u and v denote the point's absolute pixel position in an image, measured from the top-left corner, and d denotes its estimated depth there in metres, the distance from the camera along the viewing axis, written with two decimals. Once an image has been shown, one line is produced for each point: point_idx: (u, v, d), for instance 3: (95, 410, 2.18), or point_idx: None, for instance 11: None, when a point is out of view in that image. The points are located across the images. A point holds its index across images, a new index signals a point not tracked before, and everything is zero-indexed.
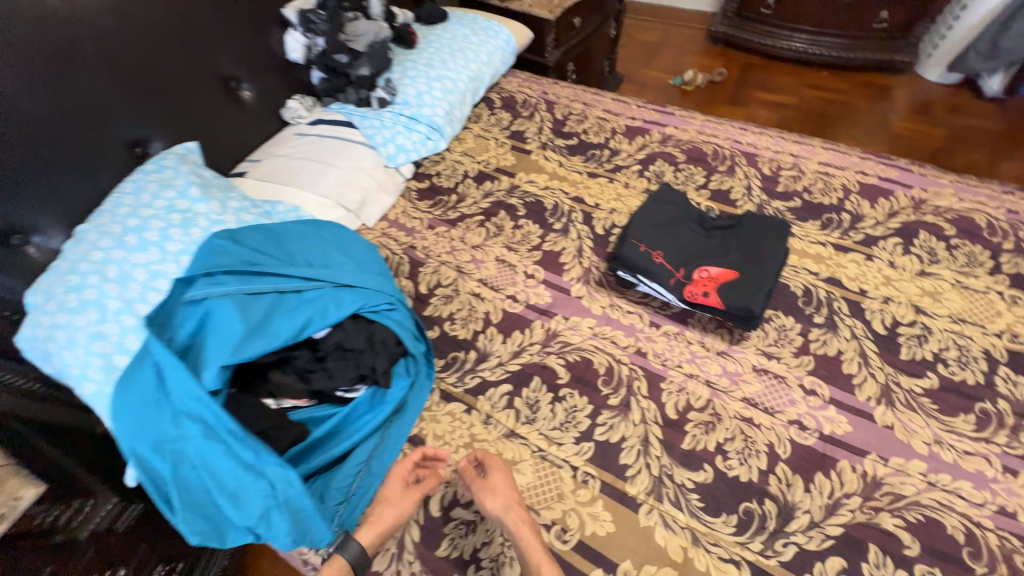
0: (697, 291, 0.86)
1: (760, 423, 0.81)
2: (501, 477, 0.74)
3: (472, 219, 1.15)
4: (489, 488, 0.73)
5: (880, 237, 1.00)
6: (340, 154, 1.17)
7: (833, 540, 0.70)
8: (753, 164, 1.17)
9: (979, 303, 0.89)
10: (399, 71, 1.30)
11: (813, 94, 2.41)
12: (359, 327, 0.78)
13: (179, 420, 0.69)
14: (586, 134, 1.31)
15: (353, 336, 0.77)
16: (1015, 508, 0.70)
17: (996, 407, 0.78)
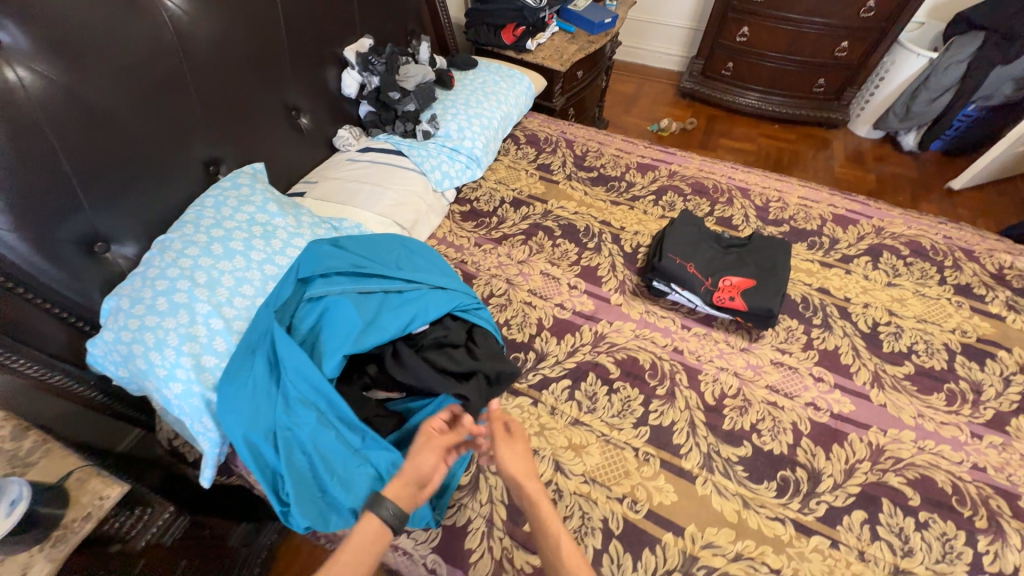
0: (725, 296, 1.03)
1: (784, 405, 0.97)
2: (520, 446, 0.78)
3: (514, 238, 1.29)
4: (508, 451, 0.77)
5: (854, 255, 1.23)
6: (392, 178, 1.29)
7: (854, 497, 0.85)
8: (747, 196, 1.40)
9: (935, 307, 1.12)
10: (440, 108, 1.46)
11: (769, 143, 2.81)
12: (458, 326, 0.90)
13: (294, 407, 0.76)
14: (605, 168, 1.50)
15: (454, 332, 0.88)
16: (985, 463, 0.88)
17: (959, 386, 0.98)
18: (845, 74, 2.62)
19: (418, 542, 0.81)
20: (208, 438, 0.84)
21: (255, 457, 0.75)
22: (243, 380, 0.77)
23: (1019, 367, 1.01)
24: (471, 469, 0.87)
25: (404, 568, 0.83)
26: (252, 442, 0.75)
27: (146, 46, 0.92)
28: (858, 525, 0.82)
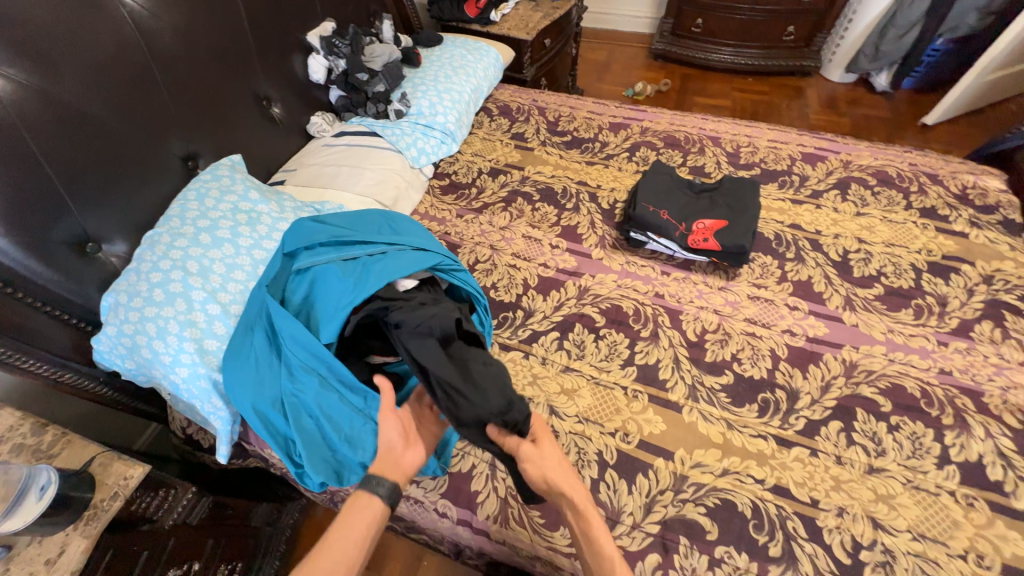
0: (698, 238, 1.08)
1: (761, 335, 1.02)
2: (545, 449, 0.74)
3: (495, 206, 1.32)
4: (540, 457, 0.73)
5: (823, 190, 1.27)
6: (370, 159, 1.31)
7: (830, 409, 0.91)
8: (718, 145, 1.43)
9: (902, 230, 1.17)
10: (410, 86, 1.47)
11: (743, 97, 2.82)
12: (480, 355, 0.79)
13: (296, 375, 0.80)
14: (578, 131, 1.53)
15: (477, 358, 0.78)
16: (951, 367, 0.94)
17: (925, 301, 1.04)
18: (813, 20, 2.62)
19: (429, 490, 0.87)
20: (219, 416, 0.89)
21: (265, 425, 0.80)
22: (245, 355, 0.81)
23: (982, 277, 1.07)
24: None
25: (419, 514, 0.90)
26: (260, 411, 0.79)
27: (111, 44, 0.93)
28: (835, 433, 0.88)
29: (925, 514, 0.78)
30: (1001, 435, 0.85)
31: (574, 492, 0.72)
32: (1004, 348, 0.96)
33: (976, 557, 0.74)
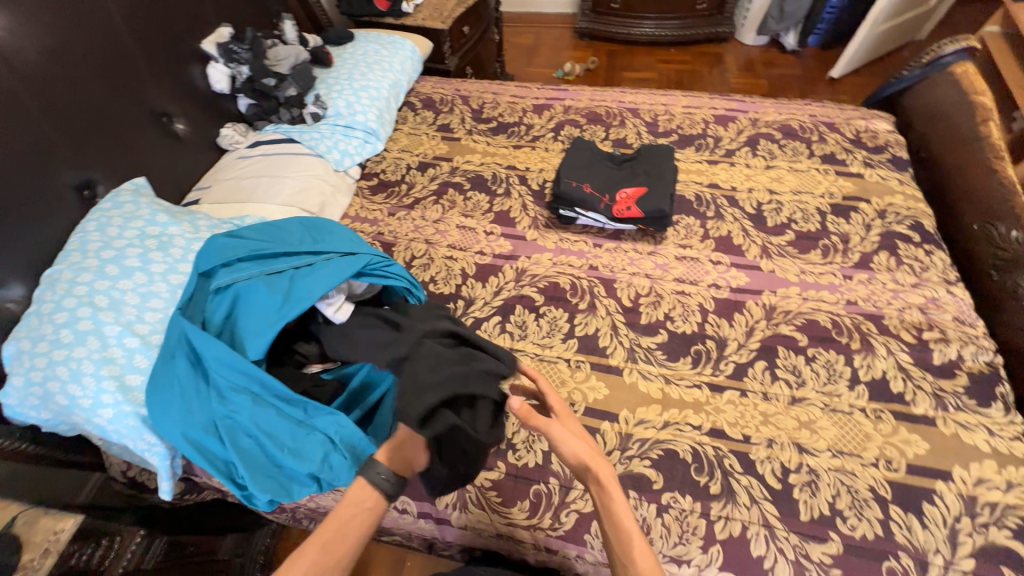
0: (622, 208, 1.14)
1: (690, 292, 1.07)
2: (563, 431, 0.73)
3: (426, 200, 1.31)
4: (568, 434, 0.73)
5: (736, 149, 1.34)
6: (289, 166, 1.27)
7: (755, 351, 0.97)
8: (637, 116, 1.47)
9: (807, 178, 1.25)
10: (324, 87, 1.43)
11: (667, 68, 2.90)
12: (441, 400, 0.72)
13: (228, 396, 0.77)
14: (503, 116, 1.53)
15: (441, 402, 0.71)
16: (856, 297, 1.03)
17: (830, 240, 1.13)
18: None
19: None
20: (153, 452, 0.84)
21: (200, 452, 0.77)
22: (168, 384, 0.77)
23: (877, 213, 1.17)
24: None
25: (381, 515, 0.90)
26: (193, 438, 0.76)
27: None
28: (760, 373, 0.94)
29: (841, 432, 0.86)
30: (899, 350, 0.94)
31: (600, 468, 0.71)
32: (899, 274, 1.06)
33: (886, 462, 0.82)
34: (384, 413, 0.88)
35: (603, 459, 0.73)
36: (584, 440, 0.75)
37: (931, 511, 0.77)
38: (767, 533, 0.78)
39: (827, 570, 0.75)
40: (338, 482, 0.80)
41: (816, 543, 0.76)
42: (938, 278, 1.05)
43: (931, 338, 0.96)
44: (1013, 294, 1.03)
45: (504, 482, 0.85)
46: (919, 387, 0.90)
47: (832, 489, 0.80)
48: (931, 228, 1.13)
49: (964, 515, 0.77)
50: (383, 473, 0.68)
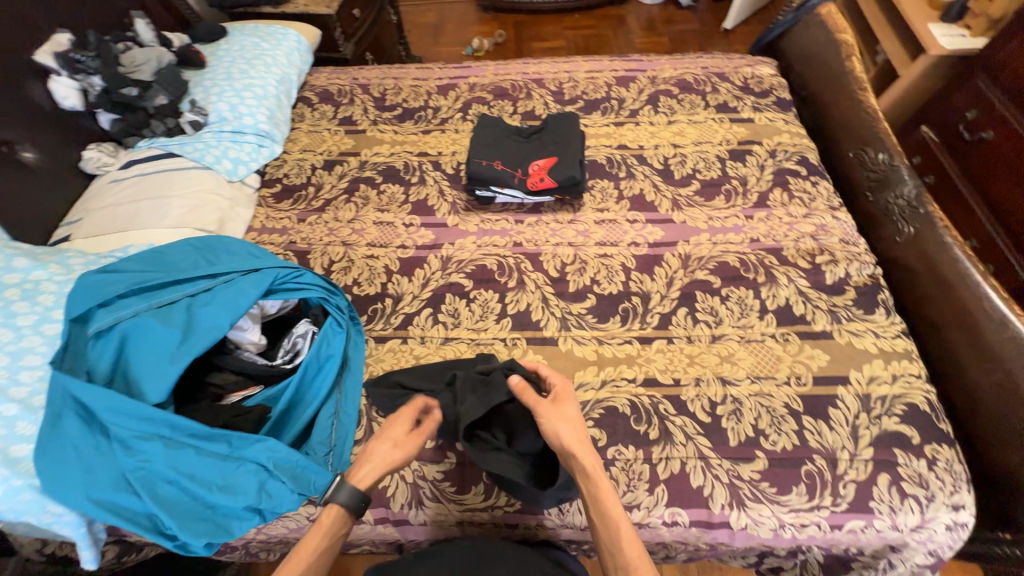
0: (536, 180, 1.14)
1: (612, 254, 1.11)
2: (552, 415, 0.75)
3: (337, 200, 1.24)
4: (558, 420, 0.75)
5: (639, 108, 1.38)
6: (174, 183, 1.14)
7: (676, 299, 1.03)
8: (543, 86, 1.47)
9: (705, 128, 1.32)
10: (201, 91, 1.29)
11: (574, 34, 2.91)
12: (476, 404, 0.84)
13: (134, 446, 0.70)
14: (407, 102, 1.47)
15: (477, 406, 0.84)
16: (758, 235, 1.11)
17: (731, 185, 1.20)
18: None
19: None
20: (64, 522, 0.74)
21: (117, 511, 0.70)
22: (62, 446, 0.69)
23: (769, 153, 1.25)
24: (363, 423, 0.87)
25: None
26: (105, 499, 0.69)
27: None
28: (683, 319, 1.00)
29: (757, 360, 0.94)
30: (798, 277, 1.03)
31: (586, 460, 0.72)
32: (792, 207, 1.15)
33: (796, 379, 0.91)
34: (321, 428, 0.84)
35: (589, 448, 0.73)
36: (575, 425, 0.76)
37: (836, 414, 0.87)
38: (702, 464, 0.84)
39: (756, 484, 0.82)
40: (282, 509, 0.75)
41: (745, 463, 0.84)
42: (824, 205, 1.15)
43: (823, 261, 1.05)
44: (885, 210, 1.15)
45: (455, 470, 0.86)
46: (817, 307, 0.99)
47: (754, 413, 0.88)
48: (815, 161, 1.23)
49: (862, 411, 0.87)
50: (345, 500, 0.70)
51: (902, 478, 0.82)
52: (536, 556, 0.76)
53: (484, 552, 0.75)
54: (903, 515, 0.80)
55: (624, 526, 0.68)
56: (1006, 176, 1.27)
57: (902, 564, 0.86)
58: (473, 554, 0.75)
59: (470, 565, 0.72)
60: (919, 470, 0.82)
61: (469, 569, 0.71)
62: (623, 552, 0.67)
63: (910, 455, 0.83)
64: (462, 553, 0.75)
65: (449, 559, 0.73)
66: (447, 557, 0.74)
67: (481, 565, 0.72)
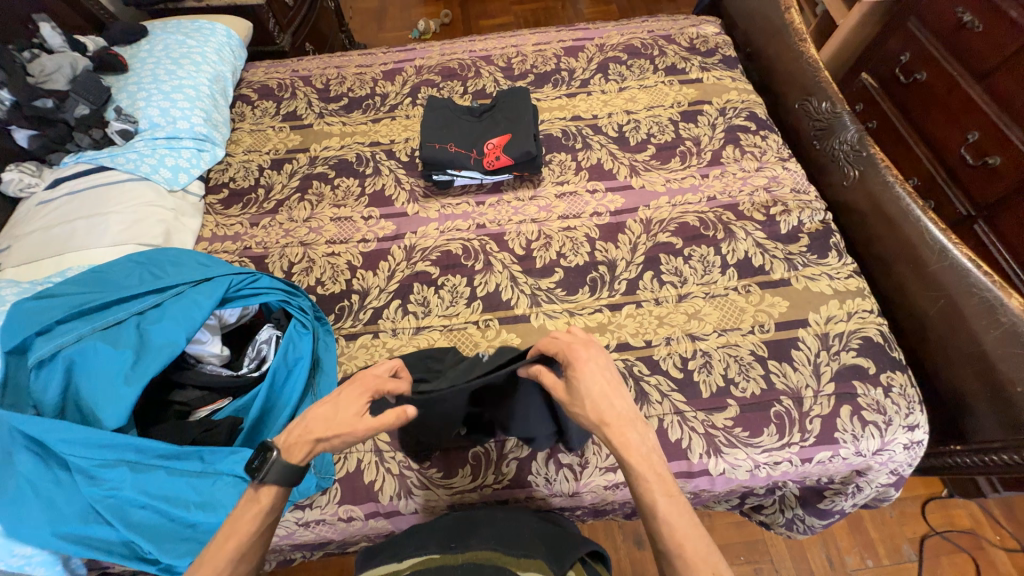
0: (492, 159, 1.13)
1: (575, 226, 1.11)
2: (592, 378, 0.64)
3: (290, 199, 1.19)
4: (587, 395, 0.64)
5: (590, 78, 1.37)
6: (111, 198, 1.08)
7: (642, 264, 1.04)
8: (491, 63, 1.44)
9: (656, 92, 1.32)
10: (126, 97, 1.21)
11: (523, 9, 2.84)
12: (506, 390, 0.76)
13: (98, 475, 0.67)
14: (352, 91, 1.41)
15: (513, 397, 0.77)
16: (715, 193, 1.13)
17: (685, 146, 1.21)
18: None
19: (325, 505, 0.84)
20: (36, 563, 0.70)
21: (89, 543, 0.68)
22: (19, 485, 0.66)
23: (719, 111, 1.27)
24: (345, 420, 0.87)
25: (329, 532, 0.86)
26: (75, 532, 0.67)
27: None
28: (649, 282, 1.02)
29: (723, 314, 0.97)
30: (755, 230, 1.06)
31: (628, 439, 0.62)
32: (744, 162, 1.17)
33: (759, 327, 0.95)
34: None
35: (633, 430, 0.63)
36: (608, 390, 0.64)
37: (799, 355, 0.91)
38: (679, 418, 0.87)
39: (730, 431, 0.86)
40: None
41: (718, 412, 0.87)
42: (775, 158, 1.18)
43: (777, 212, 1.09)
44: (832, 156, 1.19)
45: (439, 456, 0.86)
46: (774, 257, 1.03)
47: (722, 363, 0.91)
48: (763, 116, 1.26)
49: (822, 350, 0.92)
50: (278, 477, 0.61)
51: (861, 407, 0.87)
52: (515, 520, 0.75)
53: (465, 524, 0.74)
54: (864, 441, 0.85)
55: (667, 505, 0.59)
56: (940, 115, 1.33)
57: (868, 486, 0.92)
58: (454, 526, 0.73)
59: (455, 536, 0.70)
60: (876, 397, 0.88)
61: (455, 536, 0.70)
62: (669, 536, 0.57)
63: (867, 385, 0.89)
64: (443, 528, 0.73)
65: (432, 534, 0.71)
66: (429, 533, 0.72)
67: (465, 533, 0.71)
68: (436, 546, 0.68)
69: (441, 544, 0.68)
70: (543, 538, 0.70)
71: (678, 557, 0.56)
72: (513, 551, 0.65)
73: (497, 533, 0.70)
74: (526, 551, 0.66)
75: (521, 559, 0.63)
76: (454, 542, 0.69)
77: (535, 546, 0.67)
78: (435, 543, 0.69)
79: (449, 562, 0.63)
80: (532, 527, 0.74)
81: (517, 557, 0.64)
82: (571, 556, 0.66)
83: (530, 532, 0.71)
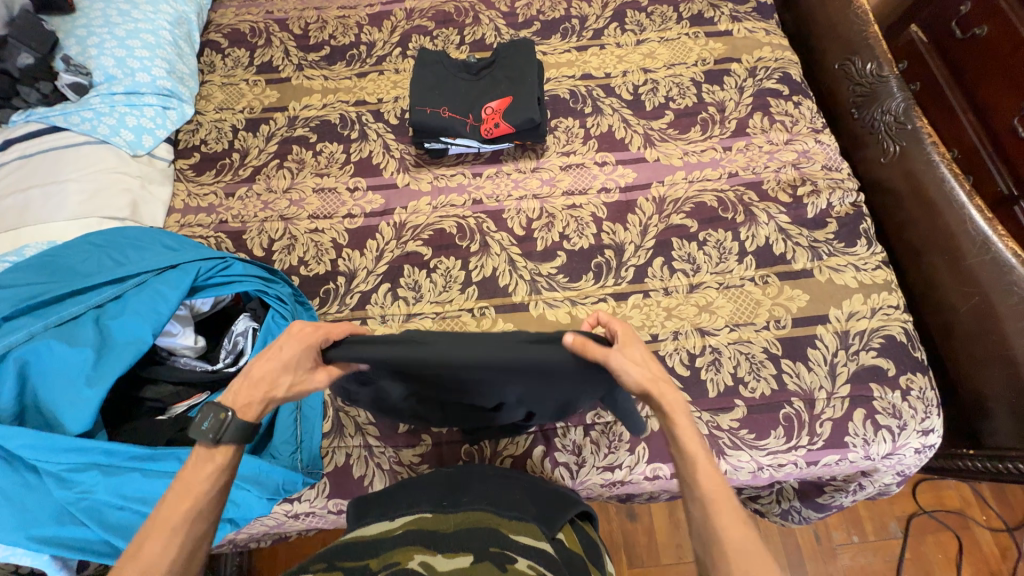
0: (490, 126, 1.00)
1: (581, 204, 1.01)
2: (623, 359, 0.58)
3: (268, 166, 1.08)
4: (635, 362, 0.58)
5: (603, 27, 1.20)
6: (68, 162, 0.98)
7: (652, 249, 0.96)
8: (492, 6, 1.25)
9: (678, 47, 1.16)
10: (75, 44, 1.07)
11: None
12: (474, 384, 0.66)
13: (69, 479, 0.64)
14: (335, 38, 1.24)
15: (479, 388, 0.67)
16: (737, 168, 1.02)
17: (708, 113, 1.08)
18: None
19: (314, 498, 0.82)
20: (20, 554, 0.67)
21: (69, 543, 0.65)
22: None
23: (749, 72, 1.12)
24: (329, 414, 0.85)
25: (320, 522, 0.85)
26: (51, 534, 0.64)
27: None
28: (659, 269, 0.94)
29: (736, 307, 0.90)
30: (779, 214, 0.97)
31: (671, 401, 0.58)
32: (773, 134, 1.05)
33: (775, 322, 0.88)
34: (284, 427, 0.80)
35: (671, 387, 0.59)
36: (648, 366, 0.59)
37: (815, 354, 0.85)
38: None
39: (735, 432, 0.82)
40: (252, 514, 0.75)
41: (725, 413, 0.83)
42: (807, 128, 1.05)
43: (805, 193, 0.98)
44: (871, 128, 1.07)
45: (431, 453, 0.83)
46: (798, 244, 0.94)
47: (733, 361, 0.86)
48: (797, 78, 1.11)
49: (840, 349, 0.86)
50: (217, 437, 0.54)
51: (876, 411, 0.82)
52: (507, 476, 0.69)
53: (455, 480, 0.68)
54: (875, 445, 0.82)
55: (708, 463, 0.54)
56: (996, 77, 1.18)
57: (871, 484, 0.89)
58: (446, 481, 0.67)
59: (446, 492, 0.65)
60: (893, 401, 0.83)
61: (448, 493, 0.64)
62: (703, 487, 0.53)
63: (885, 388, 0.83)
64: (433, 484, 0.67)
65: (423, 489, 0.66)
66: (420, 487, 0.67)
67: (455, 489, 0.65)
68: (428, 505, 0.62)
69: (432, 503, 0.62)
70: (533, 496, 0.64)
71: (710, 508, 0.52)
72: (509, 513, 0.59)
73: (489, 489, 0.64)
74: (516, 511, 0.60)
75: (514, 521, 0.58)
76: (448, 499, 0.63)
77: (526, 507, 0.61)
78: (426, 501, 0.63)
79: (441, 525, 0.56)
80: (524, 485, 0.67)
81: (510, 518, 0.58)
82: (561, 518, 0.60)
83: (520, 490, 0.65)
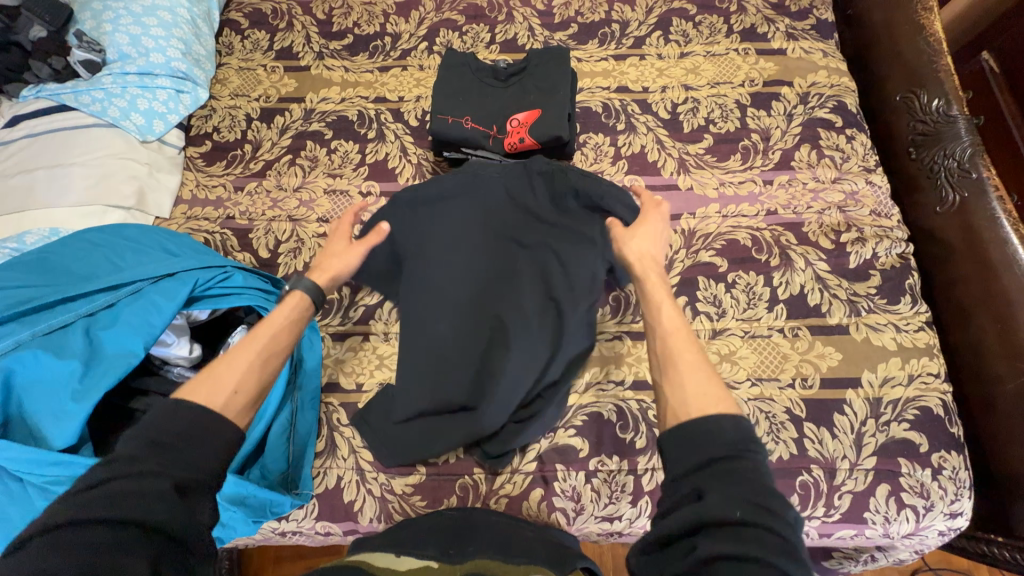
0: (514, 140, 0.94)
1: None
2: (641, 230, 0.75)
3: (280, 161, 1.03)
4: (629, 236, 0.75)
5: (645, 35, 1.11)
6: (76, 144, 0.95)
7: (676, 287, 0.89)
8: (527, 3, 1.17)
9: (725, 64, 1.07)
10: (90, 19, 1.03)
11: None
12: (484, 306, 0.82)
13: (53, 490, 0.62)
14: (359, 26, 1.18)
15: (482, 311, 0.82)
16: (776, 206, 0.94)
17: (751, 141, 1.00)
18: None
19: (302, 519, 0.80)
20: None
21: None
22: None
23: (799, 97, 1.03)
24: (324, 433, 0.82)
25: (307, 540, 0.84)
26: None
27: None
28: (682, 310, 0.88)
29: (761, 359, 0.84)
30: (817, 260, 0.89)
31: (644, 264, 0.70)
32: (819, 170, 0.97)
33: (801, 380, 0.82)
34: (277, 447, 0.77)
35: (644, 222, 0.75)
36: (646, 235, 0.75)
37: (841, 421, 0.79)
38: None
39: None
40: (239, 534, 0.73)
41: None
42: (858, 167, 0.97)
43: (849, 240, 0.91)
44: (928, 171, 0.98)
45: (425, 484, 0.80)
46: (835, 296, 0.87)
47: (751, 419, 0.80)
48: (853, 108, 1.02)
49: (869, 418, 0.79)
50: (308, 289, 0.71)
51: (902, 489, 0.76)
52: (512, 525, 0.66)
53: (460, 528, 0.65)
54: (896, 524, 0.76)
55: (670, 311, 0.62)
56: None
57: (884, 558, 0.84)
58: (451, 529, 0.65)
59: (452, 541, 0.62)
60: (922, 479, 0.77)
61: (454, 541, 0.61)
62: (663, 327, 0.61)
63: (915, 464, 0.77)
64: (438, 531, 0.65)
65: (429, 536, 0.63)
66: (425, 530, 0.65)
67: (462, 537, 0.62)
68: (433, 552, 0.59)
69: (438, 549, 0.60)
70: (541, 544, 0.62)
71: (669, 342, 0.59)
72: (516, 559, 0.57)
73: (495, 538, 0.62)
74: (522, 556, 0.58)
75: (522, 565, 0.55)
76: (453, 547, 0.60)
77: (533, 552, 0.59)
78: (432, 545, 0.60)
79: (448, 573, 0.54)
80: (532, 535, 0.64)
81: (518, 564, 0.55)
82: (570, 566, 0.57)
83: (527, 538, 0.63)
